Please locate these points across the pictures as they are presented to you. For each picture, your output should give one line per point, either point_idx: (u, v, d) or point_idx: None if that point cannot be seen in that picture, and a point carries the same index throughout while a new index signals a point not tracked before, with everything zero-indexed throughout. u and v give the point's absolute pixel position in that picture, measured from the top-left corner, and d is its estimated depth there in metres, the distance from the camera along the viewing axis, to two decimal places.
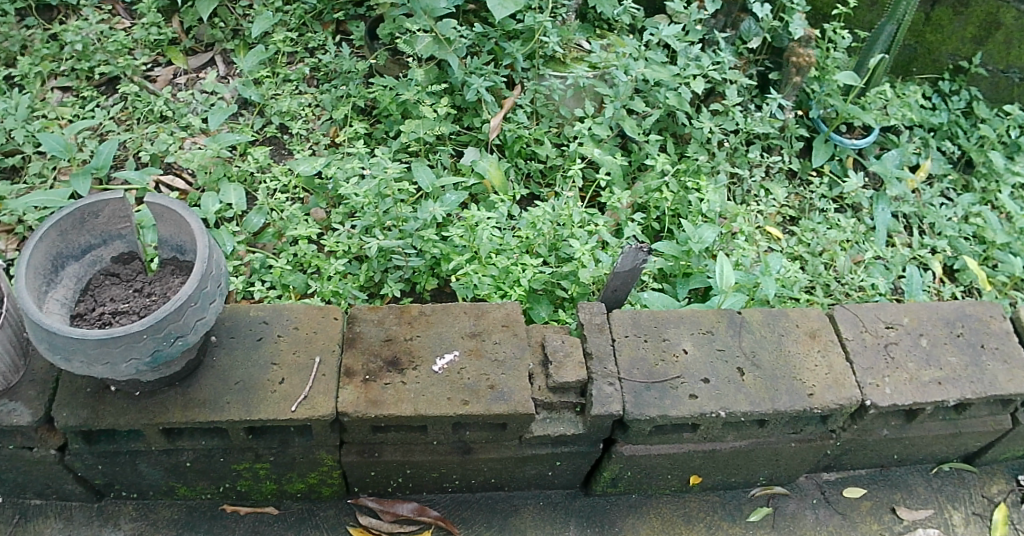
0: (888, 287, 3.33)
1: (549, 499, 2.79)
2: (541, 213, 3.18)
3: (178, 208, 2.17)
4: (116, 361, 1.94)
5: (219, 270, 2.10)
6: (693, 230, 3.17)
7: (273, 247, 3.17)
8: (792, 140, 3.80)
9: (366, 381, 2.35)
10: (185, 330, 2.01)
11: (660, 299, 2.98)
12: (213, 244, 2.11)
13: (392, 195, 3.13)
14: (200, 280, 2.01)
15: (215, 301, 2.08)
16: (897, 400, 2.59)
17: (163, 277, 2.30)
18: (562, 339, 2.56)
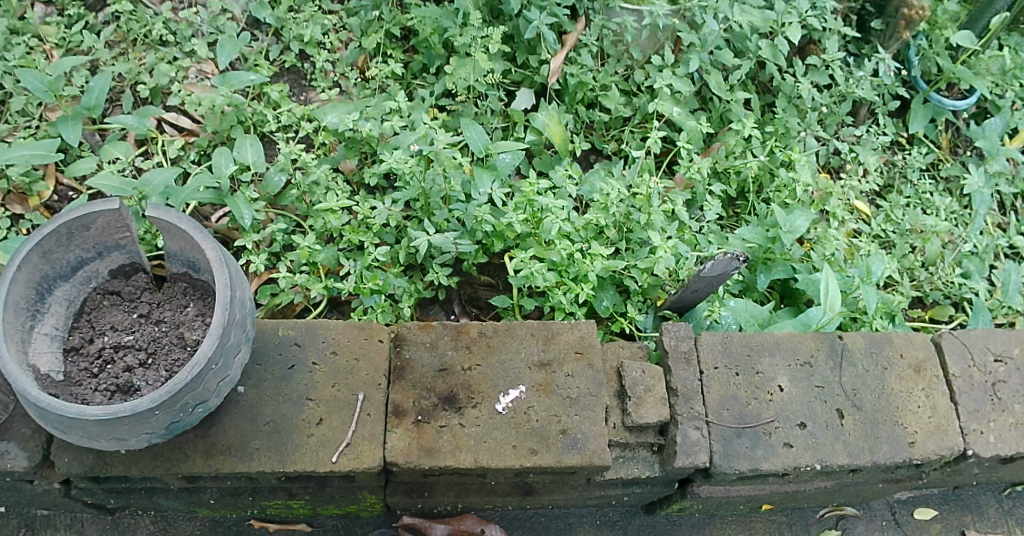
0: (985, 291, 3.00)
1: (606, 518, 2.56)
2: (612, 188, 2.74)
3: (189, 229, 1.71)
4: (123, 438, 1.57)
5: (243, 313, 1.70)
6: (784, 217, 2.78)
7: (297, 211, 2.72)
8: (886, 98, 3.30)
9: (418, 422, 2.03)
10: (205, 395, 1.64)
11: (745, 308, 2.61)
12: (236, 281, 1.69)
13: (443, 168, 2.64)
14: (222, 335, 1.61)
15: (239, 351, 1.70)
16: (1001, 451, 2.28)
17: (174, 298, 1.89)
18: (643, 368, 2.21)
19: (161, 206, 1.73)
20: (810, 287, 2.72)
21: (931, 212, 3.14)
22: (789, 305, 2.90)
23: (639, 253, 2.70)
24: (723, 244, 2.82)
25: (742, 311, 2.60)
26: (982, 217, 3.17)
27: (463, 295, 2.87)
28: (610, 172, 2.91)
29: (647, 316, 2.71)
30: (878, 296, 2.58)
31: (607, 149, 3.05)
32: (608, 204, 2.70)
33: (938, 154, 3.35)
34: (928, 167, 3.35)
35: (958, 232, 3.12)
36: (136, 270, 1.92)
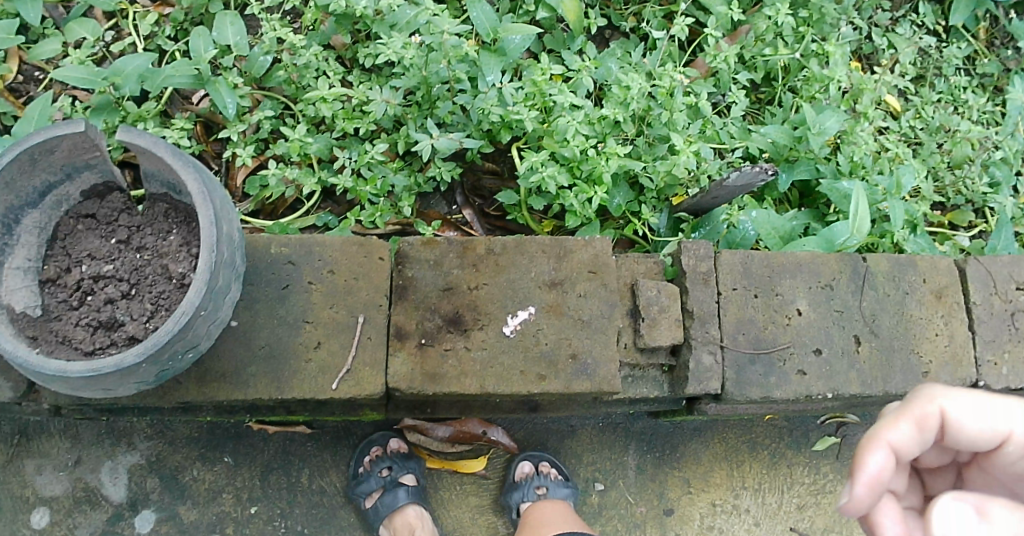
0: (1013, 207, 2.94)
1: (608, 420, 2.52)
2: (634, 78, 2.44)
3: (167, 158, 1.63)
4: (111, 387, 1.59)
5: (230, 252, 1.67)
6: (815, 117, 2.60)
7: (285, 95, 2.49)
8: None
9: (421, 346, 1.95)
10: (195, 338, 1.65)
11: (767, 219, 2.43)
12: (222, 218, 1.65)
13: (449, 60, 2.34)
14: (208, 283, 1.59)
15: (230, 289, 1.70)
16: (1011, 383, 2.36)
17: (155, 221, 1.83)
18: (659, 287, 2.09)
19: (130, 128, 1.62)
20: (834, 195, 2.57)
21: (961, 112, 3.07)
22: (807, 207, 2.77)
23: (657, 151, 2.48)
24: (745, 142, 2.62)
25: (763, 222, 2.42)
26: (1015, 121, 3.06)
27: (466, 183, 2.63)
28: (626, 59, 2.64)
29: (660, 215, 2.53)
30: (904, 212, 2.53)
31: (624, 27, 2.78)
32: (628, 99, 2.42)
33: (975, 46, 3.22)
34: (964, 62, 3.22)
35: (988, 137, 3.04)
36: (111, 189, 1.84)
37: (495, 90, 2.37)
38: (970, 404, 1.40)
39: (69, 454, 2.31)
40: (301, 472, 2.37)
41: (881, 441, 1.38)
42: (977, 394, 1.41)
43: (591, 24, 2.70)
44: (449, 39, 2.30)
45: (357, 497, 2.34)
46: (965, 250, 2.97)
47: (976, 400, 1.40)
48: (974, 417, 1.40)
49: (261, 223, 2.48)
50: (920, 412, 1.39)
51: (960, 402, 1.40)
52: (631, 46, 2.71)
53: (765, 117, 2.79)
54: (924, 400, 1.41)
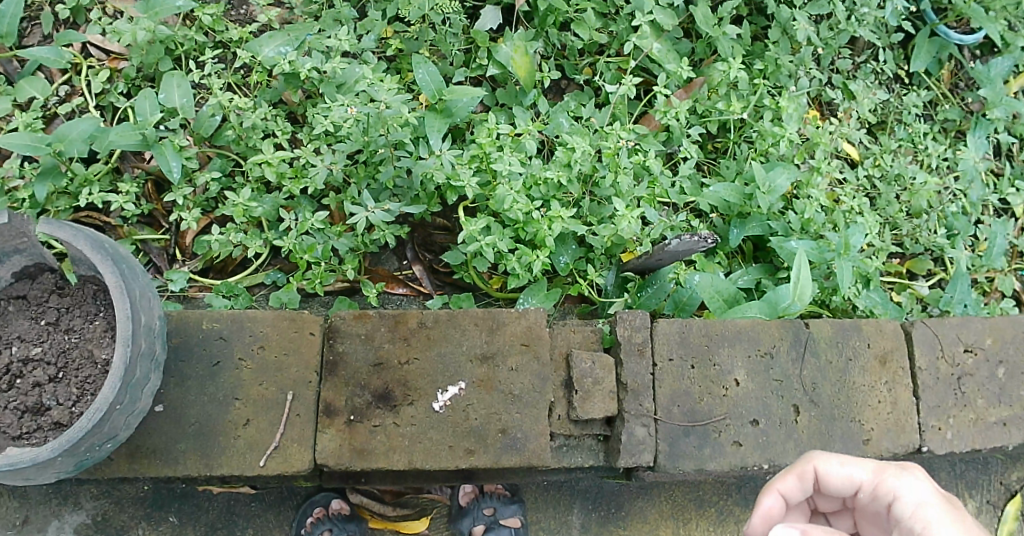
0: (967, 259, 2.95)
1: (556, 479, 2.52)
2: (578, 140, 2.45)
3: (85, 249, 1.66)
4: (32, 476, 1.66)
5: (149, 342, 1.71)
6: (765, 175, 2.59)
7: (235, 153, 2.52)
8: (891, 32, 3.11)
9: (350, 422, 1.96)
10: (115, 427, 1.69)
11: (711, 282, 2.41)
12: (141, 308, 1.69)
13: (387, 132, 2.37)
14: (124, 377, 1.63)
15: (150, 377, 1.74)
16: (956, 447, 2.34)
17: (83, 302, 1.89)
18: (593, 358, 2.10)
19: (51, 218, 1.68)
20: (781, 253, 2.57)
21: (920, 161, 3.05)
22: (761, 260, 2.74)
23: (604, 211, 2.47)
24: (696, 198, 2.61)
25: (707, 284, 2.41)
26: (975, 169, 3.05)
27: (416, 238, 2.63)
28: (577, 113, 2.63)
29: (608, 273, 2.52)
30: (852, 272, 2.51)
31: (578, 79, 2.74)
32: (572, 162, 2.42)
33: (936, 92, 3.20)
34: (925, 106, 3.20)
35: (947, 186, 3.03)
36: (42, 270, 1.91)
37: (435, 158, 2.34)
38: (840, 465, 1.73)
39: (16, 514, 2.35)
40: (244, 532, 2.40)
41: (772, 489, 1.78)
42: (847, 459, 1.73)
43: (544, 77, 2.66)
44: (387, 109, 2.34)
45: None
46: (922, 300, 2.95)
47: (844, 462, 1.72)
48: (842, 475, 1.72)
49: (210, 281, 2.53)
50: (796, 470, 1.75)
51: (830, 463, 1.73)
52: (583, 100, 2.72)
53: (720, 169, 2.76)
54: (806, 460, 1.75)
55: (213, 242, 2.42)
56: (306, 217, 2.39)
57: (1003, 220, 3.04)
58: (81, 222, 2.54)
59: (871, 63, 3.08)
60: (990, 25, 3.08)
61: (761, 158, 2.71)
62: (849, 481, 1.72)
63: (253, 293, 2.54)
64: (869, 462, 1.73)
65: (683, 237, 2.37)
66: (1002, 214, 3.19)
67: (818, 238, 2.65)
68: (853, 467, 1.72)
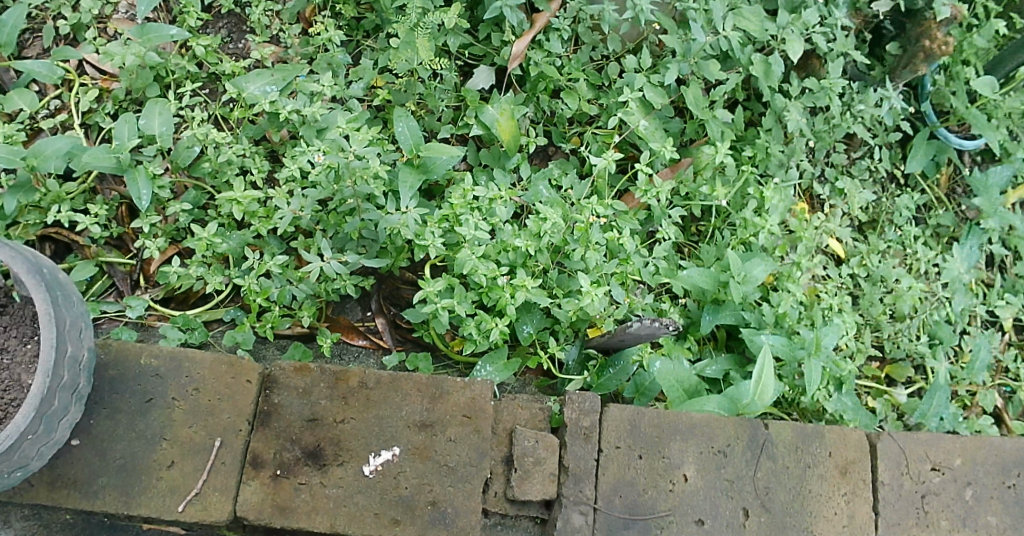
0: (948, 370, 2.87)
1: None
2: (551, 211, 2.43)
3: (19, 270, 1.62)
4: None
5: (71, 373, 1.65)
6: (741, 265, 2.55)
7: (211, 184, 2.56)
8: (888, 131, 3.07)
9: (276, 476, 1.89)
10: (26, 458, 1.61)
11: (673, 368, 2.37)
12: (68, 338, 1.64)
13: (353, 184, 2.35)
14: (39, 406, 1.56)
15: (69, 409, 1.67)
16: None
17: (21, 323, 1.84)
18: (538, 437, 2.04)
19: None
20: (750, 346, 2.52)
21: (908, 263, 2.99)
22: (732, 349, 2.69)
23: (572, 285, 2.45)
24: (669, 280, 2.58)
25: (668, 371, 2.36)
26: (965, 277, 2.98)
27: (383, 290, 2.63)
28: (558, 182, 2.66)
29: (570, 349, 2.49)
30: (821, 375, 2.44)
31: (563, 147, 2.78)
32: (541, 233, 2.40)
33: (931, 196, 3.17)
34: (919, 210, 3.18)
35: (934, 293, 2.95)
36: None
37: (400, 214, 2.35)
38: None
39: None
40: None
41: None
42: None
43: (528, 142, 2.69)
44: (355, 161, 2.33)
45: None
46: (899, 407, 2.83)
47: None
48: None
49: (169, 311, 2.53)
50: None
51: None
52: (566, 169, 2.74)
53: (699, 252, 2.74)
54: None
55: (172, 274, 2.43)
56: (265, 260, 2.41)
57: (990, 335, 2.99)
58: (48, 237, 2.54)
59: (864, 160, 3.08)
60: (990, 134, 3.03)
61: (740, 245, 2.68)
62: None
63: (211, 328, 2.53)
64: None
65: (642, 319, 2.38)
66: (988, 326, 3.11)
67: (793, 333, 2.59)
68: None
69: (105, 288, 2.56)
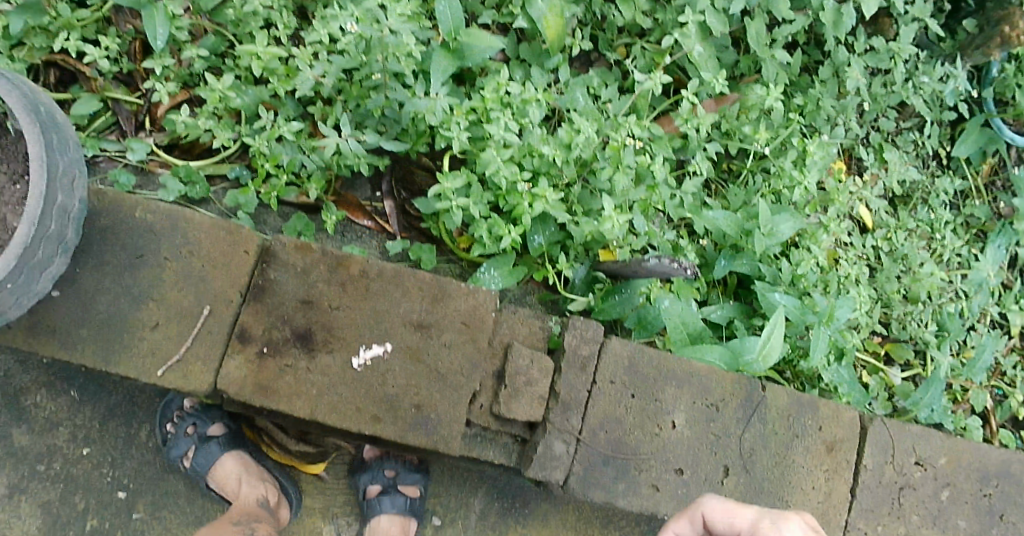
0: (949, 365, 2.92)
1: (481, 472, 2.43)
2: (586, 124, 2.30)
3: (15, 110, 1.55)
4: None
5: (59, 225, 1.59)
6: (770, 216, 2.51)
7: (233, 33, 2.41)
8: (942, 110, 2.99)
9: (262, 354, 1.84)
10: (6, 305, 1.56)
11: (679, 311, 2.32)
12: (58, 187, 1.57)
13: (383, 58, 2.19)
14: (22, 254, 1.51)
15: (53, 262, 1.62)
16: None
17: (12, 158, 1.75)
18: (532, 357, 1.99)
19: None
20: (762, 301, 2.53)
21: (933, 248, 3.01)
22: (740, 297, 2.69)
23: (592, 204, 2.35)
24: (693, 216, 2.54)
25: (674, 312, 2.32)
26: (987, 275, 3.00)
27: (396, 172, 2.50)
28: (597, 92, 2.55)
29: (579, 267, 2.43)
30: (826, 344, 2.47)
31: (608, 57, 2.66)
32: (572, 144, 2.28)
33: (971, 184, 3.13)
34: (956, 196, 3.13)
35: (951, 283, 3.01)
36: None
37: (429, 100, 2.20)
38: (723, 510, 1.67)
39: None
40: (142, 426, 2.37)
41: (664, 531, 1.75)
42: (733, 504, 1.67)
43: (573, 44, 2.58)
44: (389, 36, 2.16)
45: (172, 461, 2.32)
46: (892, 388, 2.93)
47: (729, 508, 1.67)
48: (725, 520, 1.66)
49: (174, 160, 2.42)
50: (686, 514, 1.72)
51: (713, 509, 1.68)
52: (607, 82, 2.61)
53: (727, 193, 2.68)
54: (696, 505, 1.73)
55: (179, 122, 2.30)
56: (278, 125, 2.27)
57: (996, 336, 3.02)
58: (54, 63, 2.43)
59: (912, 133, 3.00)
60: None
61: (771, 196, 2.62)
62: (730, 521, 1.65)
63: (212, 185, 2.43)
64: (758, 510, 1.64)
65: (657, 258, 2.32)
66: (997, 327, 3.16)
67: (804, 295, 2.62)
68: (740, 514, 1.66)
69: (107, 126, 2.44)
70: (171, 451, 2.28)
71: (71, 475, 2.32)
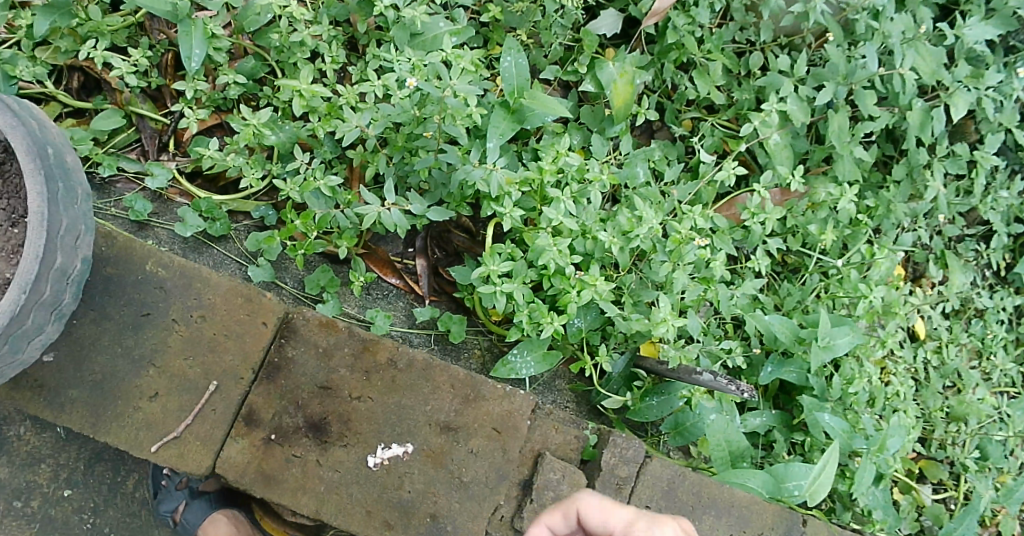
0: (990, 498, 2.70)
1: None
2: (650, 213, 2.20)
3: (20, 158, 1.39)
4: None
5: (53, 288, 1.43)
6: (829, 328, 2.35)
7: (277, 60, 2.22)
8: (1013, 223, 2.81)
9: (268, 441, 1.66)
10: None
11: (724, 428, 2.19)
12: (57, 248, 1.42)
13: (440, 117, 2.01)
14: (9, 326, 1.36)
15: (45, 327, 1.46)
16: None
17: (12, 193, 1.55)
18: (566, 472, 1.77)
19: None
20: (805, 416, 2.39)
21: (983, 366, 2.83)
22: (782, 402, 2.58)
23: (643, 296, 2.28)
24: (745, 315, 2.40)
25: (719, 430, 2.19)
26: None
27: (433, 230, 2.31)
28: (658, 167, 2.49)
29: (618, 359, 2.31)
30: (870, 479, 2.33)
31: (674, 131, 2.60)
32: (632, 234, 2.19)
33: None
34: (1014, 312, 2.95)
35: (1000, 408, 2.79)
36: None
37: (484, 171, 2.03)
38: (597, 509, 1.51)
39: None
40: (130, 474, 2.18)
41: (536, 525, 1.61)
42: (609, 501, 1.51)
43: (639, 113, 2.46)
44: (450, 96, 1.99)
45: (160, 516, 2.16)
46: (922, 508, 2.69)
47: (604, 507, 1.51)
48: (596, 516, 1.50)
49: (199, 192, 2.23)
50: (561, 506, 1.56)
51: (588, 506, 1.52)
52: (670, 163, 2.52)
53: (778, 288, 2.59)
54: (572, 499, 1.56)
55: (206, 156, 2.12)
56: (315, 176, 2.09)
57: None
58: (79, 68, 2.24)
59: (975, 243, 2.83)
60: None
61: (828, 300, 2.52)
62: (606, 521, 1.49)
63: (235, 221, 2.24)
64: (627, 510, 1.48)
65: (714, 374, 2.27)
66: None
67: (851, 411, 2.47)
68: (617, 513, 1.50)
69: (129, 142, 2.26)
70: (161, 507, 2.12)
71: (48, 517, 2.12)
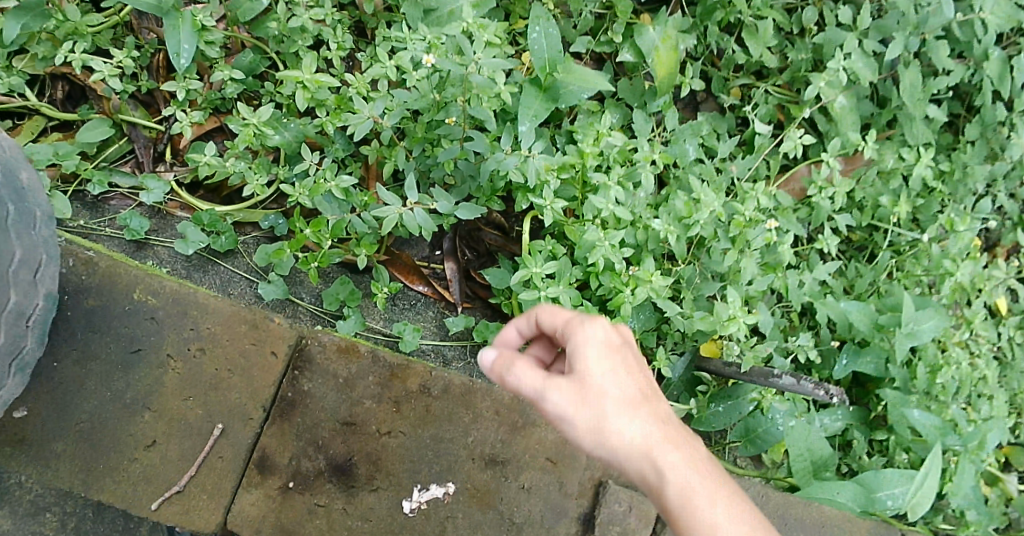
0: None
1: None
2: (709, 196, 2.01)
3: None
4: None
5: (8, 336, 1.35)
6: (914, 313, 2.06)
7: (277, 51, 1.99)
8: None
9: (286, 489, 1.56)
10: None
11: (805, 436, 1.96)
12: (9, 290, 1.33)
13: (464, 100, 1.77)
14: None
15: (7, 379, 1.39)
16: None
17: None
18: (629, 502, 1.65)
19: None
20: (890, 413, 2.08)
21: None
22: (855, 396, 2.25)
23: (704, 290, 2.06)
24: (814, 303, 2.13)
25: (799, 438, 1.95)
26: None
27: (461, 229, 2.05)
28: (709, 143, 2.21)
29: (677, 362, 2.05)
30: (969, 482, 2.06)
31: (722, 101, 2.32)
32: (690, 221, 1.99)
33: None
34: None
35: None
36: None
37: (518, 159, 1.78)
38: (548, 312, 1.47)
39: None
40: (142, 521, 1.95)
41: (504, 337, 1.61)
42: (556, 305, 1.47)
43: (682, 84, 2.18)
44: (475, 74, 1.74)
45: None
46: (1011, 500, 2.33)
47: (553, 308, 1.47)
48: (545, 318, 1.47)
49: (201, 204, 1.99)
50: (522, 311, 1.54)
51: (541, 311, 1.48)
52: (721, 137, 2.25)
53: (847, 270, 2.27)
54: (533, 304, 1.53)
55: (203, 163, 1.87)
56: (325, 178, 1.82)
57: None
58: (62, 76, 2.02)
59: None
60: None
61: (906, 282, 2.23)
62: (551, 323, 1.46)
63: (242, 233, 2.00)
64: (572, 314, 1.43)
65: (794, 376, 1.98)
66: None
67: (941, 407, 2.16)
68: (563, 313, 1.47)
69: (121, 155, 2.03)
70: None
71: None
